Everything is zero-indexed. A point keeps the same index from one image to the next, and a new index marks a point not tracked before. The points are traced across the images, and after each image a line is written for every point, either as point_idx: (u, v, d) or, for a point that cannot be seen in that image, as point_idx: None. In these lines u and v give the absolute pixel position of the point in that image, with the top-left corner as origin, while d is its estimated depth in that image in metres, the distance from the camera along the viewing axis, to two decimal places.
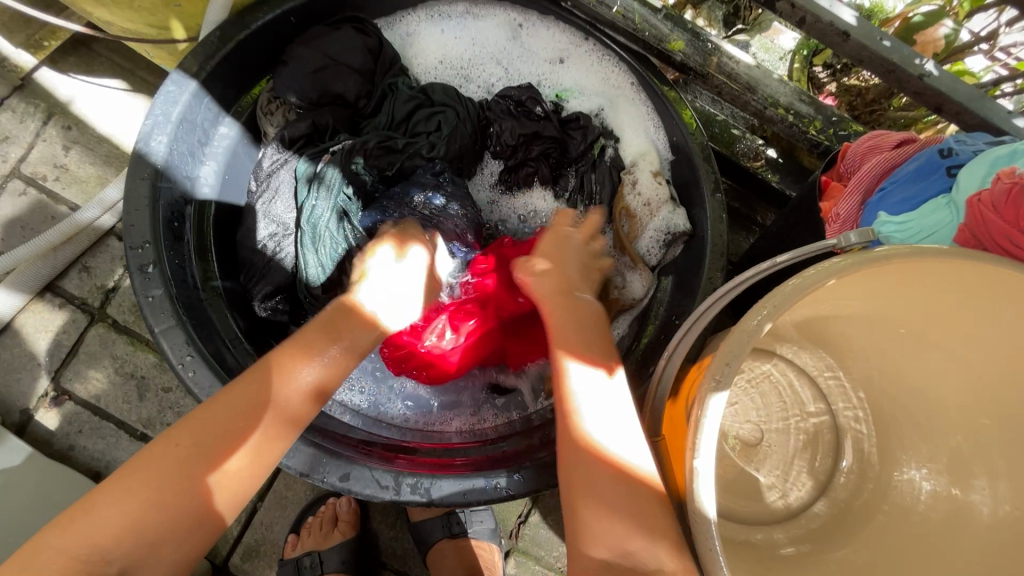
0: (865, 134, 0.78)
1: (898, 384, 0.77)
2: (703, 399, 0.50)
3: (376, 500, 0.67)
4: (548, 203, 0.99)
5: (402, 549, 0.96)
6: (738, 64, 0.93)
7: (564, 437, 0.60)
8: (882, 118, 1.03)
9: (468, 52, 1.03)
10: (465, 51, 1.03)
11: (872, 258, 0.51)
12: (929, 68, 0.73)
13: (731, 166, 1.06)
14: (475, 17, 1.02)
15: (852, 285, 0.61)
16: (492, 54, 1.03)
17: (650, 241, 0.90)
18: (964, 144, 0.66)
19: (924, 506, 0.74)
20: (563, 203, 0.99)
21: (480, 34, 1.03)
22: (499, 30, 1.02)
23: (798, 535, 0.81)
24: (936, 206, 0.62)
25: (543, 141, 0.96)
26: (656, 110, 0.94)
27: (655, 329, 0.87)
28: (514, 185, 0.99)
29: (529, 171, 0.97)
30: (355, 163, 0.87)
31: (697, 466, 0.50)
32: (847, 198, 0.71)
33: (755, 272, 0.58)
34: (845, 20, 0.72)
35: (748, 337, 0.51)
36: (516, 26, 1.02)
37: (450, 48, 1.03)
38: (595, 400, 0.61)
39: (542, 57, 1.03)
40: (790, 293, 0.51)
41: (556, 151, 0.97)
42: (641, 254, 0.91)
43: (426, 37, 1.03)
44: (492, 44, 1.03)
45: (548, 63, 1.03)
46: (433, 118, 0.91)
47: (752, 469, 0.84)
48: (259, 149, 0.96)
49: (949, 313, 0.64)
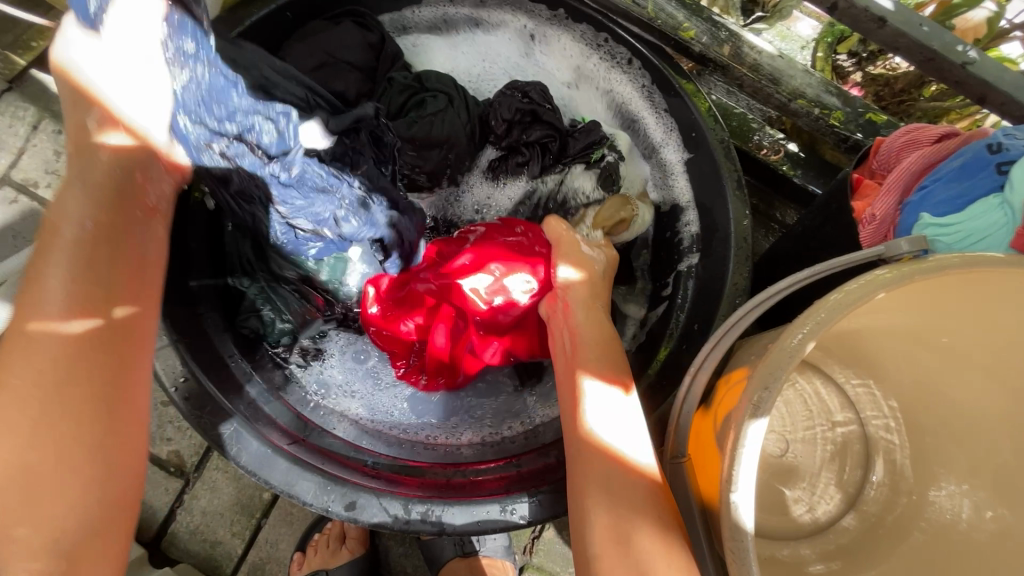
0: (901, 128, 0.72)
1: (936, 396, 0.72)
2: (740, 426, 0.46)
3: (386, 529, 0.63)
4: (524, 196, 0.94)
5: (412, 565, 0.92)
6: (760, 54, 0.87)
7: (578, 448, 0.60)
8: (913, 109, 0.97)
9: (477, 62, 1.01)
10: (476, 62, 1.01)
11: (925, 270, 0.46)
12: (972, 55, 0.68)
13: (750, 160, 1.00)
14: (486, 30, 0.99)
15: (897, 296, 0.56)
16: (503, 64, 1.00)
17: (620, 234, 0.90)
18: (1014, 138, 0.60)
19: (966, 524, 0.69)
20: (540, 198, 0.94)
21: (493, 49, 1.00)
22: (512, 44, 0.99)
23: (827, 552, 0.77)
24: (987, 207, 0.58)
25: (542, 127, 0.91)
26: (671, 106, 0.86)
27: (674, 341, 0.80)
28: (501, 172, 0.93)
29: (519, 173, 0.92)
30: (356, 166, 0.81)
31: (736, 499, 0.45)
32: (884, 198, 0.66)
33: (792, 283, 0.54)
34: (881, 5, 0.67)
35: (789, 357, 0.46)
36: (530, 37, 0.97)
37: (460, 56, 1.00)
38: (613, 415, 0.61)
39: (556, 77, 0.99)
40: (834, 309, 0.47)
41: (552, 143, 0.92)
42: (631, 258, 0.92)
43: (436, 47, 1.00)
44: (506, 57, 1.00)
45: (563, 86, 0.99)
46: (425, 106, 0.86)
47: (779, 483, 0.80)
48: None
49: (998, 321, 0.60)
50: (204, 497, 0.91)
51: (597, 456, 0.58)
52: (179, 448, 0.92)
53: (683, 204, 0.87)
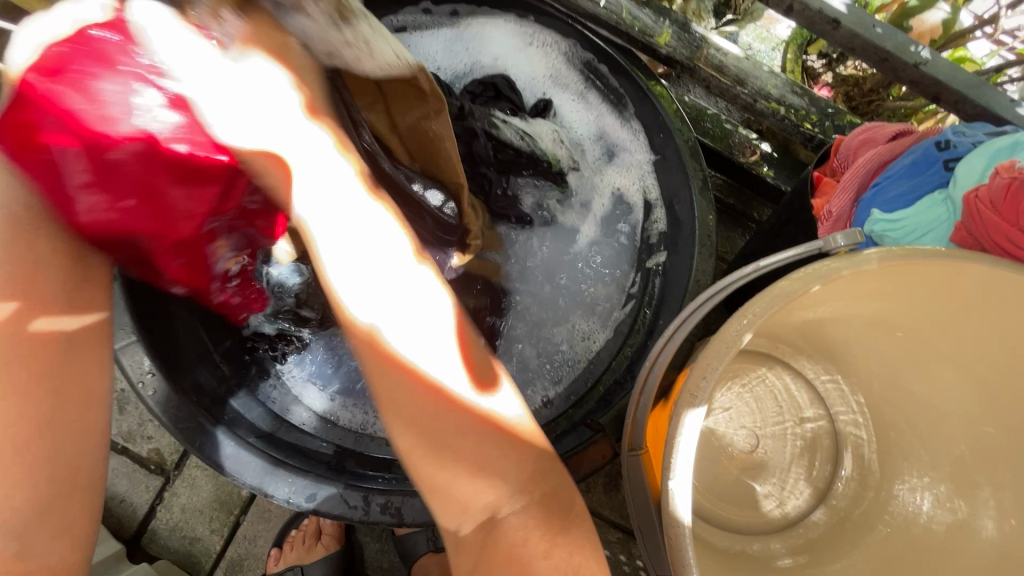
0: (859, 127, 0.74)
1: (897, 389, 0.73)
2: (678, 415, 0.47)
3: (345, 520, 0.65)
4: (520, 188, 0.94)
5: (388, 561, 0.94)
6: (727, 56, 0.89)
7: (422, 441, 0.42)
8: (881, 108, 0.99)
9: (455, 62, 1.00)
10: (454, 62, 1.00)
11: (856, 262, 0.48)
12: (926, 55, 0.69)
13: (723, 161, 1.02)
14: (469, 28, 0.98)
15: (842, 288, 0.58)
16: (473, 64, 1.00)
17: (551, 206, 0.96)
18: (962, 135, 0.63)
19: (926, 517, 0.70)
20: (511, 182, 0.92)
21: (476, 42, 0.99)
22: (493, 35, 0.98)
23: (796, 546, 0.78)
24: (931, 202, 0.60)
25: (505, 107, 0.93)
26: (640, 107, 0.88)
27: (641, 336, 0.82)
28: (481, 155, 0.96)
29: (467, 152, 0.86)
30: None
31: (673, 486, 0.46)
32: (839, 194, 0.67)
33: (738, 276, 0.56)
34: (834, 6, 0.69)
35: (726, 348, 0.48)
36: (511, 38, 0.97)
37: (438, 52, 1.00)
38: (448, 368, 0.43)
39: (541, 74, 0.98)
40: (771, 300, 0.48)
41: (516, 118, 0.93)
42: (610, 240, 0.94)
43: (421, 40, 0.99)
44: (480, 61, 1.00)
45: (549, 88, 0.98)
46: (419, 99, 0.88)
47: (748, 478, 0.81)
48: None
49: (950, 315, 0.61)
50: (185, 494, 0.92)
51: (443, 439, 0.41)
52: (160, 446, 0.94)
53: (653, 201, 0.88)
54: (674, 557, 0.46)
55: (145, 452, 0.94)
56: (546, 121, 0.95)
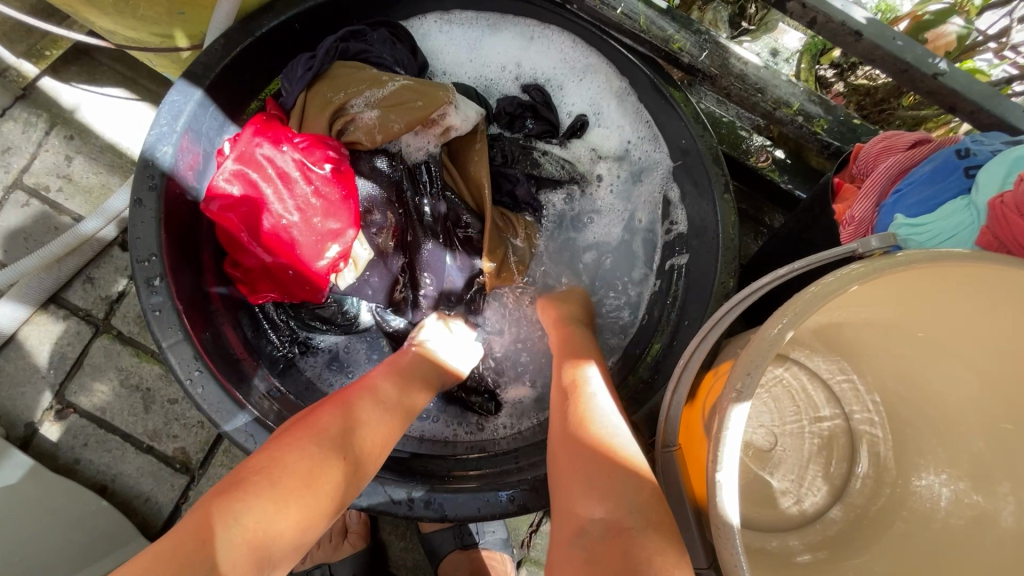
0: (878, 135, 0.76)
1: (913, 386, 0.76)
2: (724, 410, 0.49)
3: (389, 514, 0.67)
4: (558, 202, 0.99)
5: (412, 560, 0.96)
6: (746, 65, 0.91)
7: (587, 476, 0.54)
8: (892, 117, 1.02)
9: (456, 70, 1.02)
10: (457, 69, 1.02)
11: (891, 262, 0.50)
12: (943, 67, 0.72)
13: (738, 167, 1.04)
14: (491, 32, 1.01)
15: (871, 290, 0.60)
16: (476, 75, 1.03)
17: (590, 218, 0.98)
18: (981, 144, 0.66)
19: (944, 512, 0.71)
20: (544, 195, 0.98)
21: (495, 48, 1.01)
22: (512, 40, 1.01)
23: (814, 542, 0.78)
24: (955, 207, 0.62)
25: (541, 124, 0.98)
26: (664, 115, 0.90)
27: (665, 337, 0.85)
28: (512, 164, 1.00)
29: (510, 188, 0.94)
30: (379, 163, 0.85)
31: (720, 478, 0.48)
32: (862, 200, 0.70)
33: (771, 279, 0.58)
34: (857, 19, 0.71)
35: (768, 347, 0.50)
36: (535, 42, 1.00)
37: (445, 53, 1.01)
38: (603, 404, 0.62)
39: (567, 83, 1.01)
40: (811, 300, 0.50)
41: (551, 135, 0.99)
42: (643, 245, 0.97)
43: (445, 45, 1.01)
44: (484, 71, 1.02)
45: (581, 108, 1.01)
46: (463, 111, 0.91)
47: (766, 474, 0.82)
48: (232, 126, 0.86)
49: (972, 316, 0.63)
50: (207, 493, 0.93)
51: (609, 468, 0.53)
52: (185, 446, 0.97)
53: (674, 200, 0.92)
54: (722, 547, 0.47)
55: (170, 451, 0.97)
56: (582, 141, 1.00)
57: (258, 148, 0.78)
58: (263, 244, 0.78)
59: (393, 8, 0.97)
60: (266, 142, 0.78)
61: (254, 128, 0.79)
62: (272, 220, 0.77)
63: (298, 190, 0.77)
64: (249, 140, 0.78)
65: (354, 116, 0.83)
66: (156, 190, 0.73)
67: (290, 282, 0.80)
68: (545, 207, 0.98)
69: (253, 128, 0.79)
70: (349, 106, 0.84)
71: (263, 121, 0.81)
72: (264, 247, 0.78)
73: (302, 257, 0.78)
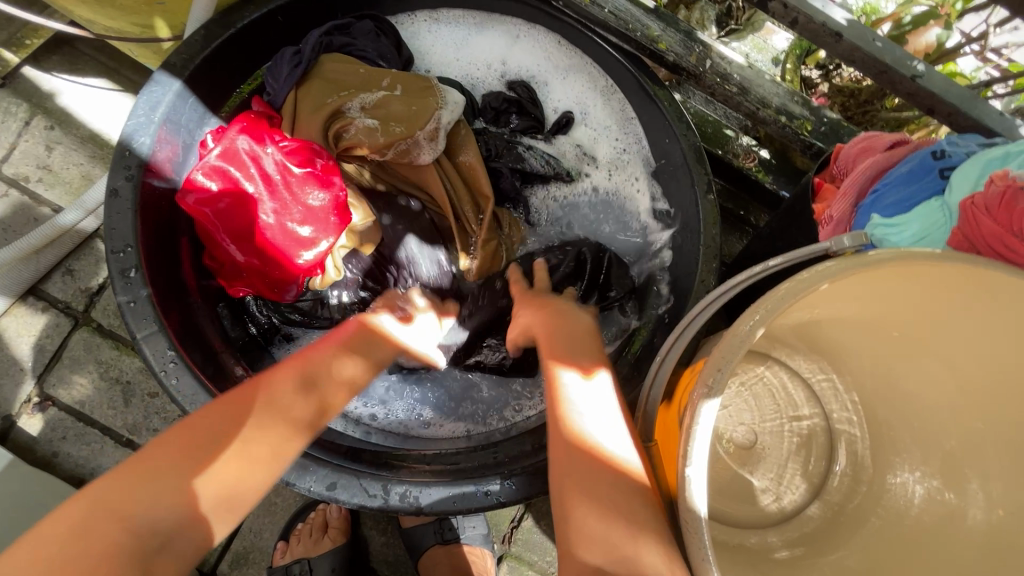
0: (858, 135, 0.77)
1: (890, 386, 0.77)
2: (695, 406, 0.49)
3: (364, 508, 0.67)
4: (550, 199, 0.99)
5: (392, 554, 0.96)
6: (730, 65, 0.92)
7: (581, 480, 0.53)
8: (875, 119, 1.04)
9: (442, 67, 1.01)
10: (442, 66, 1.02)
11: (863, 261, 0.51)
12: (921, 69, 0.73)
13: (722, 166, 1.04)
14: (475, 32, 1.01)
15: (846, 287, 0.60)
16: (464, 75, 1.02)
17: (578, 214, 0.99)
18: (957, 145, 0.66)
19: (917, 510, 0.72)
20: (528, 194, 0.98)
21: (481, 47, 1.01)
22: (499, 40, 1.01)
23: (793, 539, 0.78)
24: (930, 208, 0.63)
25: (527, 120, 0.98)
26: (648, 114, 0.91)
27: (648, 330, 0.85)
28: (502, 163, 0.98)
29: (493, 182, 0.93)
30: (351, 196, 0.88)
31: (690, 473, 0.49)
32: (840, 199, 0.71)
33: (749, 275, 0.58)
34: (837, 20, 0.72)
35: (739, 344, 0.50)
36: (518, 36, 1.00)
37: (434, 52, 1.01)
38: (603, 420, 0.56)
39: (555, 77, 1.01)
40: (781, 298, 0.50)
41: (535, 129, 0.98)
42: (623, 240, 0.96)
43: (433, 45, 1.01)
44: (469, 70, 1.02)
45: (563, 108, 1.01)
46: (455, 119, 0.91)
47: (746, 472, 0.82)
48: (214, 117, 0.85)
49: (945, 314, 0.64)
50: None
51: (603, 473, 0.53)
52: None
53: (656, 198, 0.93)
54: (691, 543, 0.48)
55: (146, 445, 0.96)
56: (567, 139, 0.99)
57: (241, 144, 0.78)
58: (233, 236, 0.80)
59: (380, 3, 0.97)
60: (250, 137, 0.79)
61: (241, 122, 0.80)
62: (249, 217, 0.79)
63: (278, 189, 0.79)
64: (233, 133, 0.79)
65: (350, 120, 0.84)
66: (132, 181, 0.73)
67: (256, 271, 0.82)
68: (522, 207, 0.97)
69: (239, 124, 0.80)
70: (345, 109, 0.84)
71: (251, 119, 0.81)
72: (234, 238, 0.80)
73: (269, 253, 0.80)
